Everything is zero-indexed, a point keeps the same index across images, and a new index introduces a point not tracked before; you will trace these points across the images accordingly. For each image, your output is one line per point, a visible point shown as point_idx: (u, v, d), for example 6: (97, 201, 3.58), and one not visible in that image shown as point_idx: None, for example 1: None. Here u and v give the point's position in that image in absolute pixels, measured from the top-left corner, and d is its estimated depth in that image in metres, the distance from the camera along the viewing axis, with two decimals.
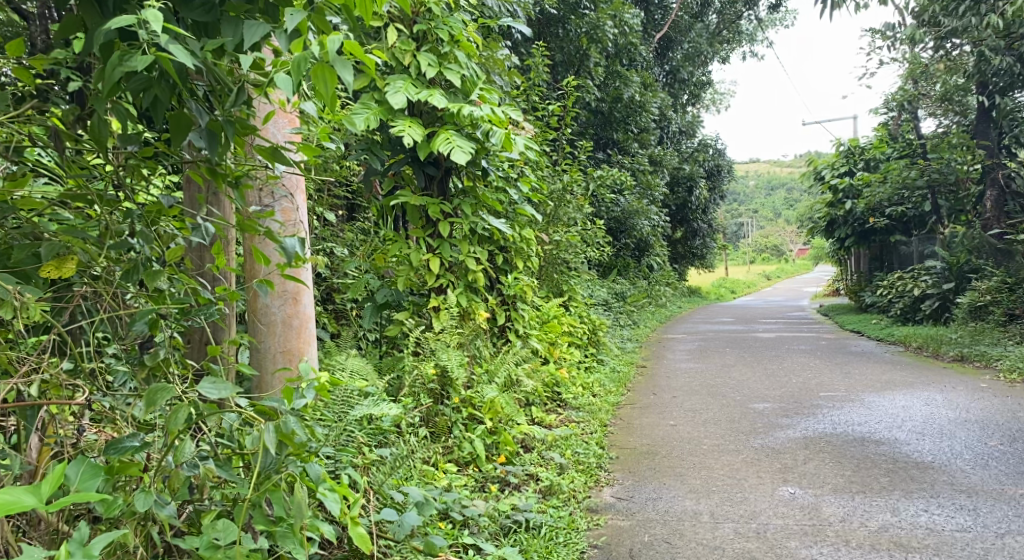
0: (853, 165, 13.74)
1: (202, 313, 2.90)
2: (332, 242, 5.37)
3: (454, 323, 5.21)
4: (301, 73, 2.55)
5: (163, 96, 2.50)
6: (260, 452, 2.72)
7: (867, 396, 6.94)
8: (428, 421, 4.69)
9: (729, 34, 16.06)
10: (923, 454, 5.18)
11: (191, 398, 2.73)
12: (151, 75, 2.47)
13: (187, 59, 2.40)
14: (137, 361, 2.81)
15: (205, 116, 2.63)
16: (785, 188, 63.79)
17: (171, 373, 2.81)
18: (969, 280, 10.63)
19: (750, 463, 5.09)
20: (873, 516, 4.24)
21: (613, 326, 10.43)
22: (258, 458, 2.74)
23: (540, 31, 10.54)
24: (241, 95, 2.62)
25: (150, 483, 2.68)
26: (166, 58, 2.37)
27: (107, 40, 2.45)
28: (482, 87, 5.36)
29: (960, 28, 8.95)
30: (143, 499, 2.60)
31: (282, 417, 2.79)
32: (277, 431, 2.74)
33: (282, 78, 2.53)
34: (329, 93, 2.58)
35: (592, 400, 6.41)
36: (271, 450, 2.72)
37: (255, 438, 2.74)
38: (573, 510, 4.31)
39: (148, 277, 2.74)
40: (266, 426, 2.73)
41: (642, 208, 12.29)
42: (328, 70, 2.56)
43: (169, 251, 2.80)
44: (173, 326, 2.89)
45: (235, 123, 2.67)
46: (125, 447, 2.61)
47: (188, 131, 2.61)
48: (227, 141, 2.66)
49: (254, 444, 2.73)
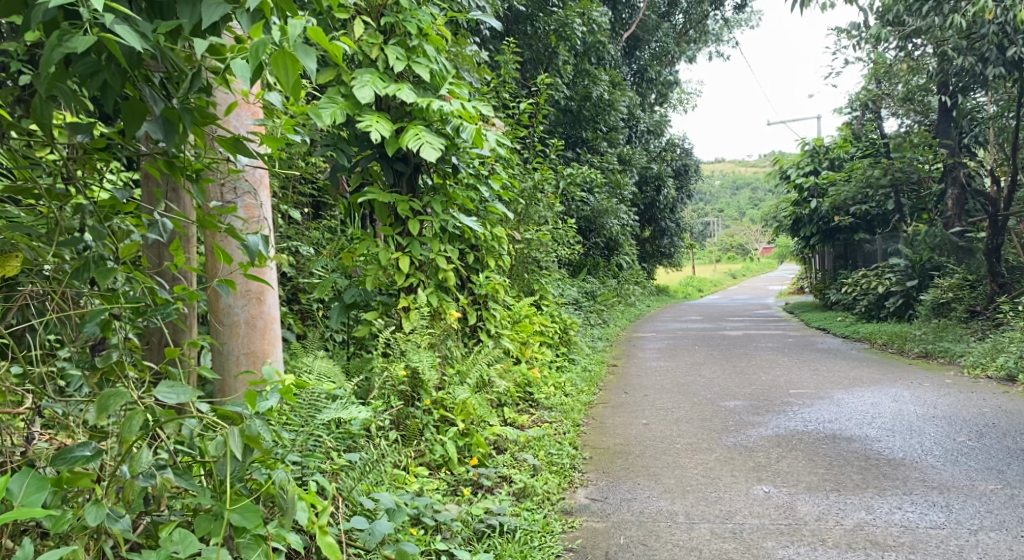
0: (818, 164, 13.78)
1: (160, 313, 2.72)
2: (297, 241, 5.25)
3: (425, 322, 5.11)
4: (259, 60, 2.44)
5: (113, 81, 2.39)
6: (226, 459, 2.60)
7: (836, 392, 6.95)
8: (399, 425, 4.57)
9: (695, 34, 16.12)
10: (894, 451, 5.16)
11: (149, 403, 2.59)
12: (100, 59, 2.36)
13: (135, 41, 2.29)
14: (89, 364, 2.67)
15: (162, 103, 2.51)
16: (749, 188, 64.19)
17: (126, 377, 2.67)
18: (932, 277, 10.73)
19: (724, 461, 5.04)
20: (848, 514, 4.20)
21: (584, 325, 10.35)
22: (224, 466, 2.60)
23: (509, 29, 10.47)
24: (195, 81, 2.53)
25: (104, 494, 2.55)
26: (112, 38, 2.27)
27: (50, 18, 2.33)
28: (452, 82, 5.26)
29: (923, 27, 9.00)
30: (96, 512, 2.47)
31: (246, 420, 2.68)
32: (243, 435, 2.63)
33: (239, 63, 2.42)
34: (291, 83, 2.47)
35: (564, 400, 6.35)
36: (237, 456, 2.60)
37: (219, 444, 2.61)
38: (547, 513, 4.24)
39: (99, 276, 2.60)
40: (232, 429, 2.61)
41: (611, 207, 12.26)
42: (288, 58, 2.46)
43: (123, 247, 2.67)
44: (129, 328, 2.72)
45: (195, 111, 2.55)
46: (76, 456, 2.48)
47: (143, 120, 2.47)
48: (186, 130, 2.53)
49: (219, 451, 2.61)
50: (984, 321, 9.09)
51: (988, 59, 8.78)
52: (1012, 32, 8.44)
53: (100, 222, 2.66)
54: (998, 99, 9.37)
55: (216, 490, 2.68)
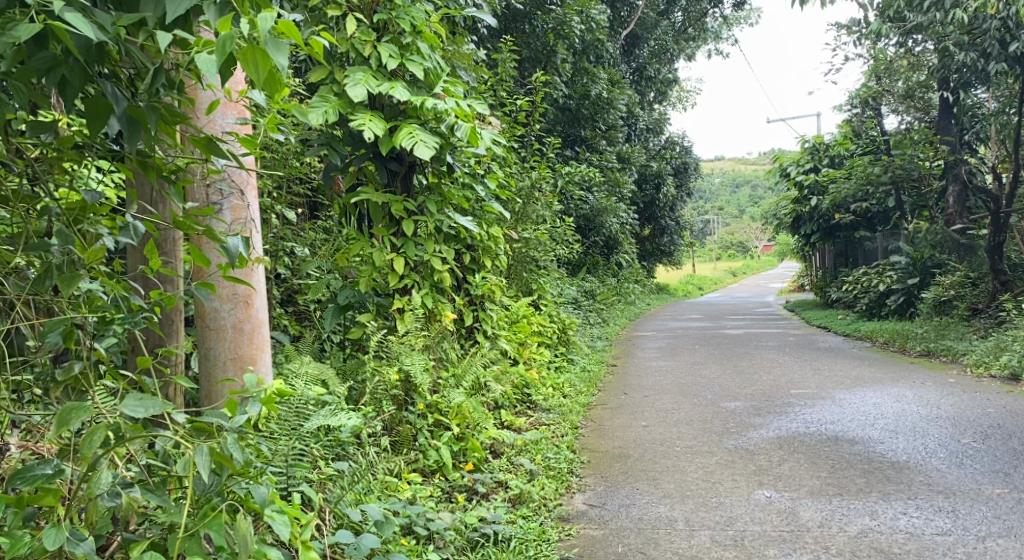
0: (818, 161, 13.68)
1: (126, 322, 2.62)
2: (292, 242, 4.99)
3: (419, 325, 5.05)
4: (228, 55, 2.33)
5: (71, 75, 2.28)
6: (193, 478, 2.47)
7: (838, 393, 6.84)
8: (392, 430, 4.47)
9: (694, 31, 16.01)
10: (897, 453, 5.06)
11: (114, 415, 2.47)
12: (57, 53, 2.25)
13: (88, 29, 2.18)
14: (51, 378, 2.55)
15: (125, 100, 2.39)
16: (748, 185, 64.03)
17: (91, 388, 2.52)
18: (933, 275, 10.56)
19: (725, 465, 4.95)
20: (851, 520, 4.10)
21: (583, 324, 10.27)
22: (190, 483, 2.48)
23: (506, 27, 10.37)
24: (158, 77, 2.40)
25: (66, 515, 2.40)
26: (61, 27, 2.15)
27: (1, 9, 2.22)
28: (447, 80, 5.16)
29: (925, 23, 8.93)
30: (54, 535, 2.32)
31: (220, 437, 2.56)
32: (213, 452, 2.51)
33: (205, 60, 2.30)
34: (261, 79, 2.37)
35: (563, 401, 6.25)
36: (202, 476, 2.47)
37: (186, 463, 2.50)
38: (543, 521, 4.14)
39: (61, 284, 2.48)
40: (199, 447, 2.50)
41: (611, 206, 12.17)
42: (259, 53, 2.35)
43: (88, 253, 2.55)
44: (94, 338, 2.58)
45: (160, 108, 2.44)
46: (36, 474, 2.38)
47: (107, 118, 2.35)
48: (151, 128, 2.42)
49: (186, 469, 2.49)
50: (986, 318, 8.99)
51: (990, 55, 8.68)
52: (1014, 28, 8.35)
53: (68, 226, 2.57)
54: (1000, 95, 9.29)
55: (191, 507, 2.54)
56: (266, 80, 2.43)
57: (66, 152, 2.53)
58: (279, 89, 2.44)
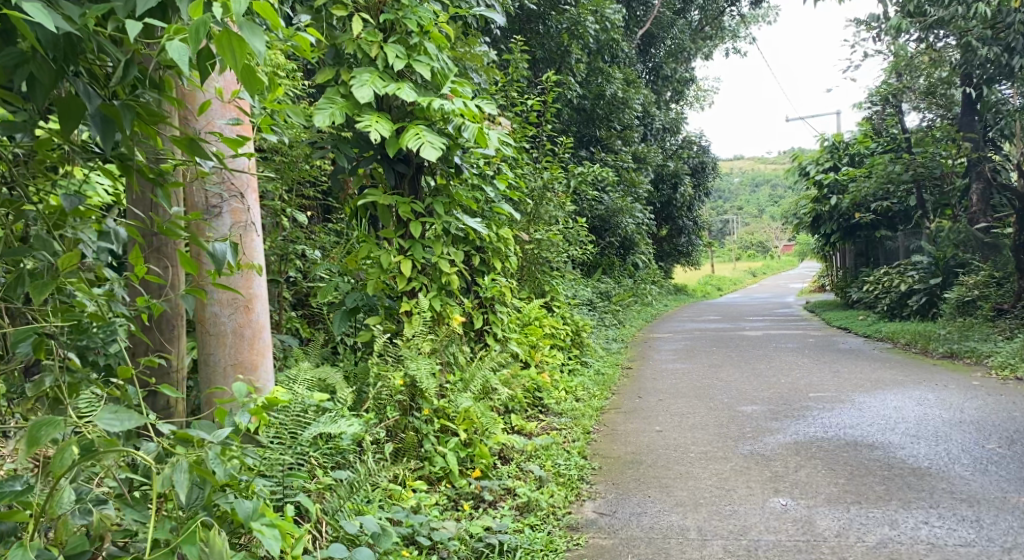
0: (838, 160, 13.48)
1: (103, 333, 2.59)
2: (302, 244, 4.93)
3: (427, 328, 4.85)
4: (202, 42, 2.30)
5: (40, 72, 2.26)
6: (175, 494, 2.43)
7: (858, 396, 6.69)
8: (396, 437, 4.33)
9: (711, 30, 15.86)
10: (919, 460, 4.91)
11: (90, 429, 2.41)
12: (23, 50, 2.24)
13: (46, 19, 2.14)
14: (20, 390, 2.52)
15: (98, 99, 2.36)
16: (768, 184, 63.59)
17: (64, 400, 2.47)
18: (957, 275, 10.34)
19: (739, 471, 4.82)
20: (871, 529, 3.97)
21: (598, 327, 10.16)
22: (173, 499, 2.43)
23: (520, 27, 10.27)
24: (129, 69, 2.37)
25: (35, 534, 2.31)
26: (19, 15, 2.12)
27: None
28: (455, 80, 5.04)
29: (946, 18, 8.81)
30: (21, 554, 2.23)
31: (201, 451, 2.54)
32: (194, 468, 2.48)
33: (176, 47, 2.28)
34: (239, 66, 2.35)
35: (576, 405, 6.14)
36: (181, 494, 2.44)
37: (166, 480, 2.46)
38: (551, 530, 4.03)
39: (33, 290, 2.44)
40: (179, 463, 2.46)
41: (626, 206, 12.05)
42: (233, 39, 2.33)
43: (63, 259, 2.49)
44: (67, 346, 2.54)
45: (135, 107, 2.42)
46: (7, 491, 2.30)
47: (78, 118, 2.34)
48: (126, 128, 2.39)
49: (166, 485, 2.45)
50: (1012, 318, 8.79)
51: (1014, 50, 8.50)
52: None
53: (48, 232, 2.55)
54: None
55: (177, 522, 2.52)
56: (243, 69, 2.40)
57: (45, 154, 2.50)
58: (256, 77, 2.41)
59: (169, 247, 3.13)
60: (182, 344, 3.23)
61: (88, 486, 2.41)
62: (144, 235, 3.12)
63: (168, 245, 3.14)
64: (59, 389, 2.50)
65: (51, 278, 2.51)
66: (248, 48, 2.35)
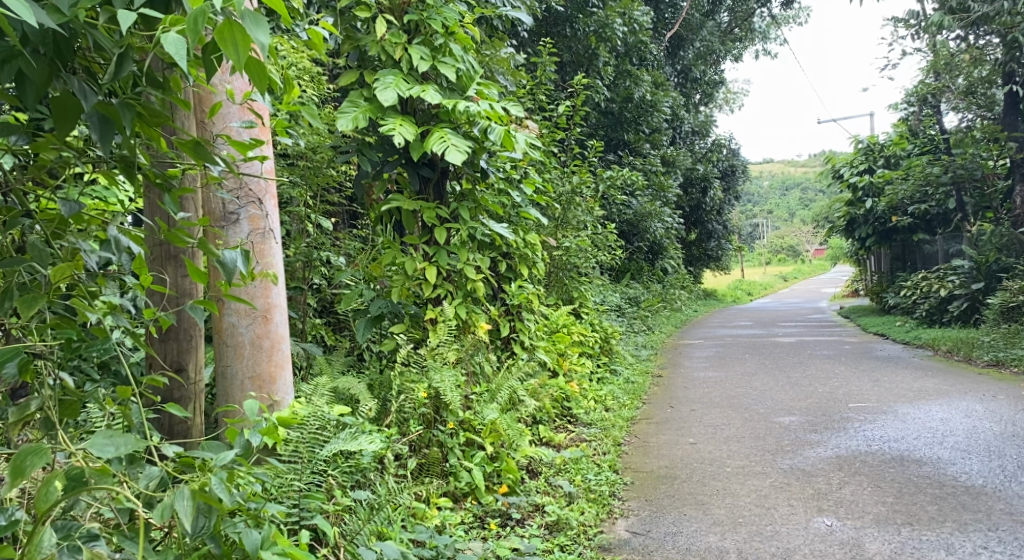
0: (873, 162, 13.06)
1: (97, 350, 2.54)
2: (326, 251, 4.78)
3: (453, 337, 4.66)
4: (202, 33, 2.19)
5: (29, 69, 2.15)
6: (175, 524, 2.28)
7: (900, 407, 6.43)
8: (420, 451, 4.17)
9: (741, 32, 15.50)
10: (973, 477, 4.65)
11: (83, 457, 2.31)
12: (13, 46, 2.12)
13: (28, 12, 2.00)
14: (6, 415, 2.38)
15: (95, 97, 2.25)
16: (799, 187, 62.88)
17: (54, 420, 2.35)
18: (999, 280, 9.96)
19: (779, 488, 4.59)
20: (925, 555, 3.73)
21: (627, 332, 9.95)
22: (177, 530, 2.27)
23: (546, 31, 10.08)
24: (123, 67, 2.24)
25: None
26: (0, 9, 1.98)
27: None
28: (481, 82, 4.84)
29: (991, 13, 8.61)
30: None
31: (209, 481, 2.39)
32: (198, 496, 2.33)
33: (172, 39, 2.16)
34: (242, 61, 2.22)
35: (606, 415, 5.95)
36: (184, 523, 2.29)
37: (165, 509, 2.30)
38: (582, 550, 3.83)
39: (22, 306, 2.32)
40: (181, 490, 2.32)
41: (655, 210, 11.84)
42: (237, 32, 2.21)
43: (54, 271, 2.36)
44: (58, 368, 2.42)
45: (136, 106, 2.31)
46: None
47: (76, 118, 2.24)
48: (126, 127, 2.28)
49: (165, 517, 2.29)
50: None
51: None
52: None
53: (45, 241, 2.44)
54: None
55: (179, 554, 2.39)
56: (248, 62, 2.28)
57: (42, 160, 2.42)
58: (264, 72, 2.30)
59: (179, 255, 2.98)
60: (198, 356, 3.07)
61: (79, 522, 2.27)
62: (153, 243, 2.99)
63: (179, 252, 2.99)
64: (49, 409, 2.37)
65: (41, 293, 2.38)
66: (253, 43, 2.24)
